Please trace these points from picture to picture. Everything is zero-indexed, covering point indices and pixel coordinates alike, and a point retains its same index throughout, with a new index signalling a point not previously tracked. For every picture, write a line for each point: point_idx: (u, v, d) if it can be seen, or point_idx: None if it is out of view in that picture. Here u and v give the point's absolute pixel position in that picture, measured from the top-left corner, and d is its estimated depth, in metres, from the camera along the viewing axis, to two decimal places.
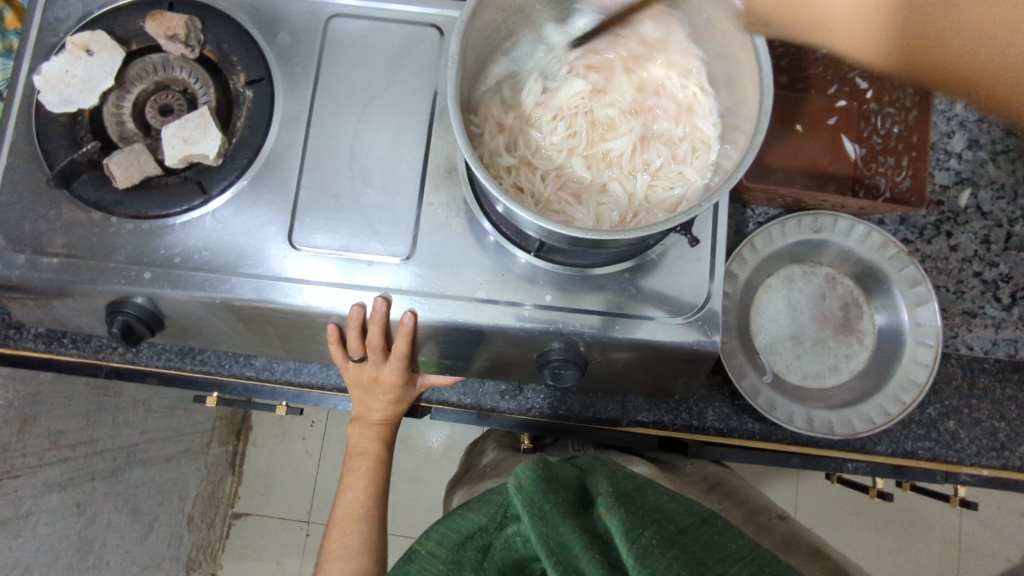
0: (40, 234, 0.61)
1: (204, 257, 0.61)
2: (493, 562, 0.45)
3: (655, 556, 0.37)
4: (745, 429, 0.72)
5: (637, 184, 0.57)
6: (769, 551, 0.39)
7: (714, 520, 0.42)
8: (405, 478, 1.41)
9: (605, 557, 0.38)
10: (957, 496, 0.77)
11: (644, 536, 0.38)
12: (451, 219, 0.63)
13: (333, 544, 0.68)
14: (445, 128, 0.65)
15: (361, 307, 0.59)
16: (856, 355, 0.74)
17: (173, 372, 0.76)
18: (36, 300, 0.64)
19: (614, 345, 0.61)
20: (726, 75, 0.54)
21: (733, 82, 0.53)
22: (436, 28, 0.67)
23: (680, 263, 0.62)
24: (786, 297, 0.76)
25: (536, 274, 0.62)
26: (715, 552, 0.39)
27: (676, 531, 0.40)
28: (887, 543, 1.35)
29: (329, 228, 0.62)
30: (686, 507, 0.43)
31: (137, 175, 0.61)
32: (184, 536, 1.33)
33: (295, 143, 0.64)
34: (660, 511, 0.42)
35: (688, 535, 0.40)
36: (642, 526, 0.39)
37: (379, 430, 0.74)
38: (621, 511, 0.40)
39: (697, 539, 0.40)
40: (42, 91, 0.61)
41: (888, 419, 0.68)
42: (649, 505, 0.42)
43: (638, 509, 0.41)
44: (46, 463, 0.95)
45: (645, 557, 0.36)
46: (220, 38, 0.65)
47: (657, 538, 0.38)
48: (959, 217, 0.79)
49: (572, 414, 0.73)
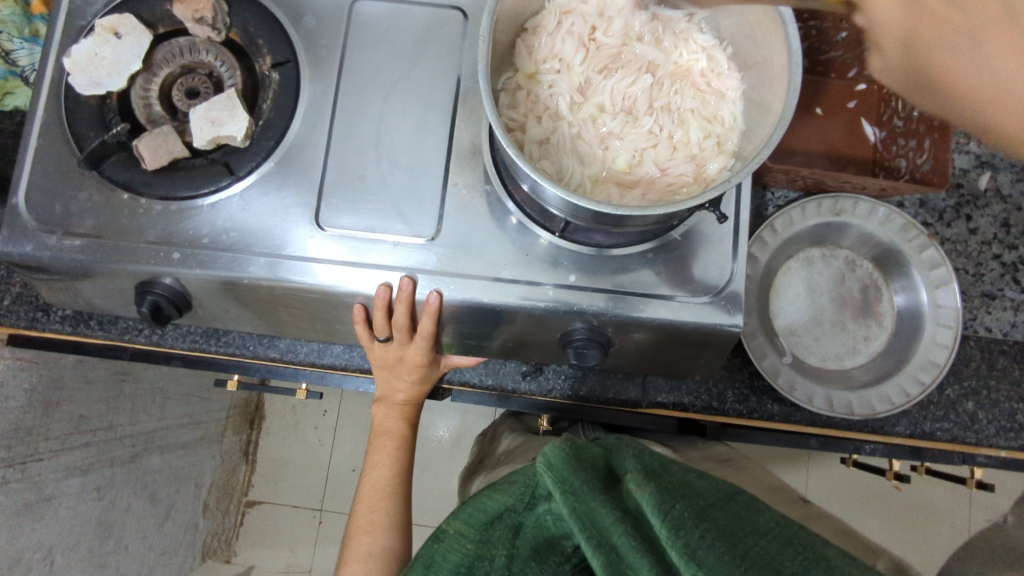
0: (70, 215, 0.62)
1: (232, 238, 0.62)
2: (524, 539, 0.46)
3: (689, 527, 0.37)
4: (765, 411, 0.72)
5: (614, 159, 0.58)
6: (797, 525, 0.39)
7: (739, 496, 0.42)
8: (417, 467, 1.42)
9: (638, 530, 0.39)
10: (974, 478, 0.77)
11: (676, 509, 0.39)
12: (475, 200, 0.63)
13: (359, 521, 0.69)
14: (469, 110, 0.65)
15: (388, 286, 0.60)
16: (875, 337, 0.74)
17: (197, 354, 0.77)
18: (63, 281, 0.65)
19: (635, 324, 0.62)
20: (760, 92, 0.55)
21: (764, 95, 0.54)
22: (460, 11, 0.67)
23: (703, 243, 0.62)
24: (805, 280, 0.76)
25: (561, 255, 0.62)
26: (746, 525, 0.39)
27: (705, 505, 0.40)
28: (896, 531, 1.35)
29: (356, 210, 0.63)
30: (712, 484, 0.43)
31: (166, 157, 0.62)
32: (200, 523, 1.34)
33: (321, 125, 0.65)
34: (687, 486, 0.42)
35: (717, 507, 0.40)
36: (673, 500, 0.39)
37: (402, 410, 0.75)
38: (651, 485, 0.41)
39: (727, 513, 0.40)
40: (71, 73, 0.62)
41: (908, 399, 0.68)
42: (677, 481, 0.42)
43: (667, 484, 0.41)
44: (69, 446, 0.95)
45: (679, 530, 0.37)
46: (246, 19, 0.65)
47: (688, 511, 0.39)
48: (978, 201, 0.80)
49: (592, 395, 0.74)
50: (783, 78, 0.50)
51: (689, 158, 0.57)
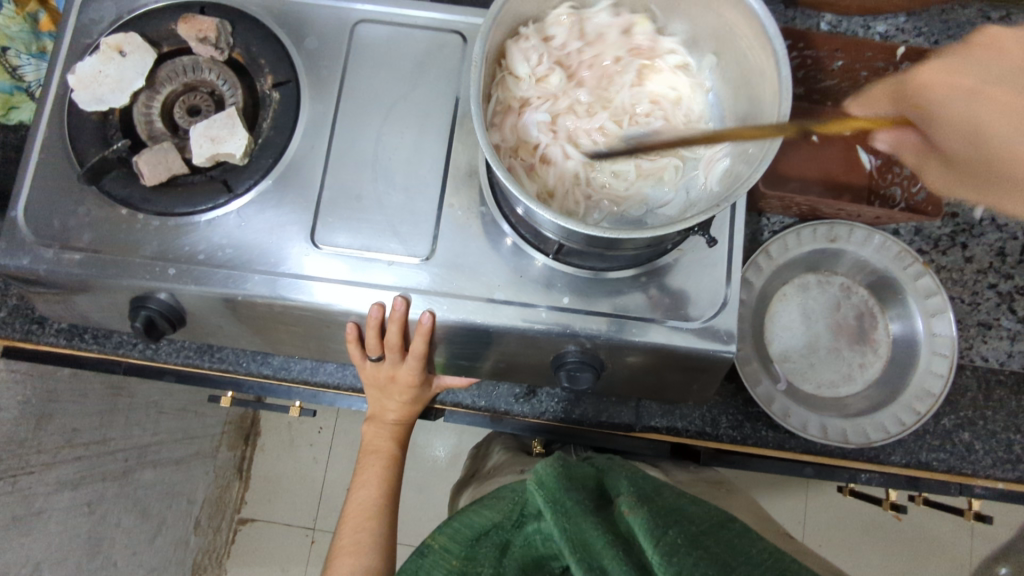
0: (68, 229, 0.63)
1: (228, 254, 0.62)
2: (512, 558, 0.45)
3: (681, 554, 0.37)
4: (759, 437, 0.72)
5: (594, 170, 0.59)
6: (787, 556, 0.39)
7: (731, 524, 0.43)
8: (412, 487, 1.41)
9: (630, 555, 0.39)
10: (972, 510, 0.76)
11: (669, 535, 0.39)
12: (470, 220, 0.64)
13: (343, 541, 0.68)
14: (465, 131, 0.66)
15: (381, 306, 0.60)
16: (870, 364, 0.74)
17: (190, 369, 0.77)
18: (60, 295, 0.66)
19: (628, 348, 0.62)
20: (752, 116, 0.56)
21: (756, 120, 0.55)
22: (459, 35, 0.69)
23: (697, 268, 0.63)
24: (800, 306, 0.76)
25: (554, 277, 0.62)
26: (738, 554, 0.39)
27: (698, 532, 0.40)
28: (898, 558, 1.34)
29: (351, 228, 0.63)
30: (703, 510, 0.44)
31: (164, 174, 0.62)
32: (191, 540, 1.32)
33: (319, 145, 0.65)
34: (680, 512, 0.42)
35: (710, 534, 0.40)
36: (666, 526, 0.39)
37: (393, 430, 0.74)
38: (644, 510, 0.41)
39: (719, 541, 0.40)
40: (76, 90, 0.63)
41: (903, 428, 0.68)
42: (669, 506, 0.42)
43: (660, 509, 0.41)
44: (60, 461, 0.94)
45: (672, 555, 0.37)
46: (249, 41, 0.67)
47: (681, 537, 0.39)
48: (974, 229, 0.80)
49: (585, 418, 0.73)
50: (776, 104, 0.51)
51: (651, 182, 0.58)
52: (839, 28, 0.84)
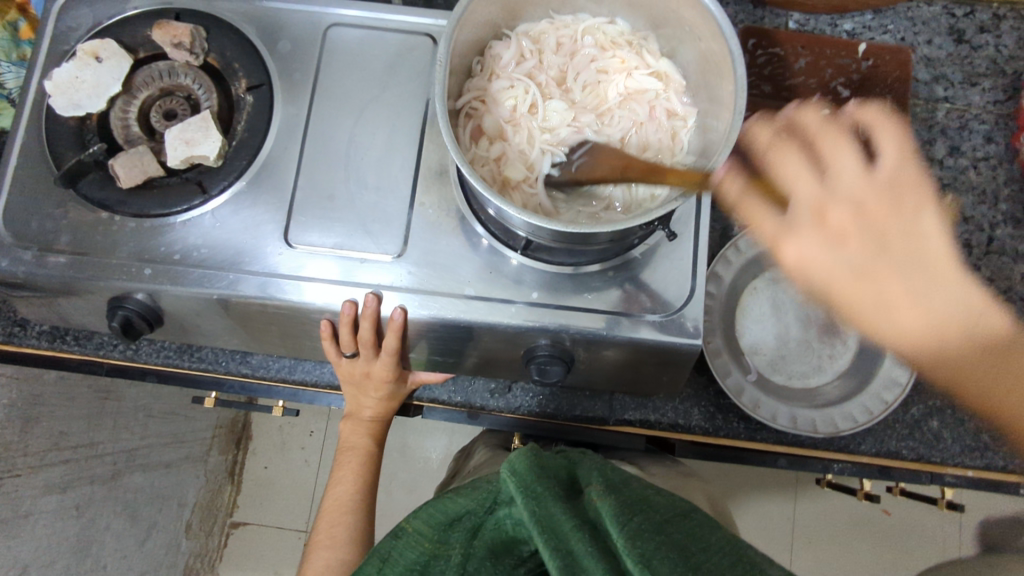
0: (47, 232, 0.64)
1: (203, 254, 0.63)
2: (481, 541, 0.45)
3: (645, 539, 0.38)
4: (730, 428, 0.72)
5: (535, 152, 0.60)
6: (742, 547, 0.41)
7: (693, 515, 0.44)
8: (402, 487, 1.41)
9: (596, 539, 0.39)
10: (945, 499, 0.77)
11: (634, 521, 0.39)
12: (442, 218, 0.65)
13: (319, 536, 0.70)
14: (436, 132, 0.67)
15: (352, 303, 0.62)
16: (840, 355, 0.75)
17: (171, 369, 0.78)
18: (42, 298, 0.67)
19: (601, 342, 0.63)
20: (709, 118, 0.58)
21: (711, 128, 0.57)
22: (429, 36, 0.70)
23: (665, 261, 0.64)
24: (771, 297, 0.77)
25: (523, 273, 0.63)
26: (699, 543, 0.40)
27: (662, 521, 0.41)
28: (888, 555, 1.34)
29: (324, 227, 0.64)
30: (669, 501, 0.45)
31: (140, 176, 0.63)
32: (182, 543, 1.33)
33: (293, 145, 0.67)
34: (646, 502, 0.43)
35: (674, 524, 0.41)
36: (633, 514, 0.40)
37: (370, 427, 0.75)
38: (612, 499, 0.41)
39: (682, 529, 0.41)
40: (52, 95, 0.64)
41: (870, 418, 0.70)
42: (636, 497, 0.43)
43: (627, 500, 0.42)
44: (47, 463, 0.95)
45: (637, 539, 0.38)
46: (223, 46, 0.68)
47: (645, 526, 0.39)
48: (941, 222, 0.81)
49: (560, 412, 0.74)
50: (732, 101, 0.53)
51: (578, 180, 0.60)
52: (806, 27, 0.86)
